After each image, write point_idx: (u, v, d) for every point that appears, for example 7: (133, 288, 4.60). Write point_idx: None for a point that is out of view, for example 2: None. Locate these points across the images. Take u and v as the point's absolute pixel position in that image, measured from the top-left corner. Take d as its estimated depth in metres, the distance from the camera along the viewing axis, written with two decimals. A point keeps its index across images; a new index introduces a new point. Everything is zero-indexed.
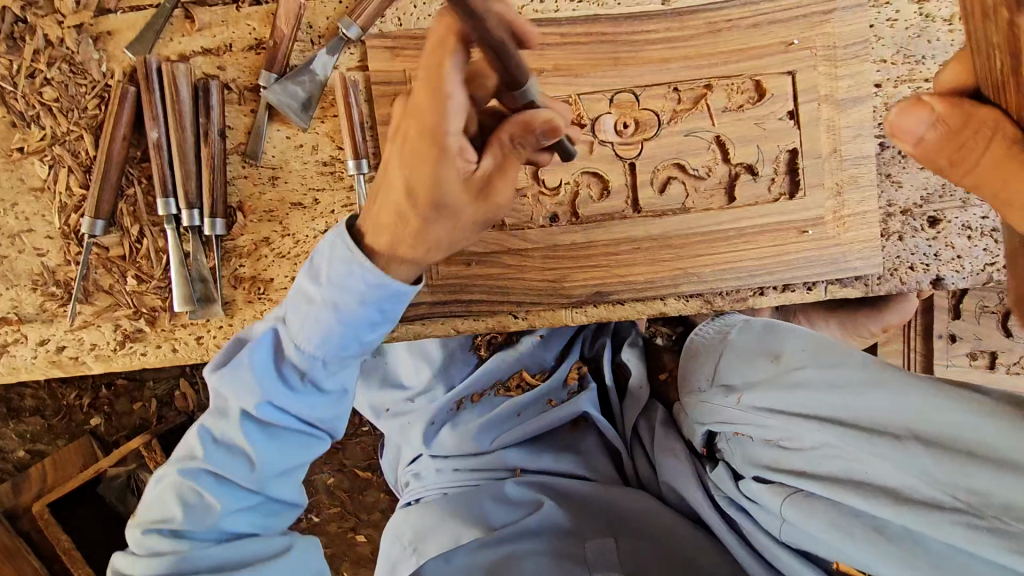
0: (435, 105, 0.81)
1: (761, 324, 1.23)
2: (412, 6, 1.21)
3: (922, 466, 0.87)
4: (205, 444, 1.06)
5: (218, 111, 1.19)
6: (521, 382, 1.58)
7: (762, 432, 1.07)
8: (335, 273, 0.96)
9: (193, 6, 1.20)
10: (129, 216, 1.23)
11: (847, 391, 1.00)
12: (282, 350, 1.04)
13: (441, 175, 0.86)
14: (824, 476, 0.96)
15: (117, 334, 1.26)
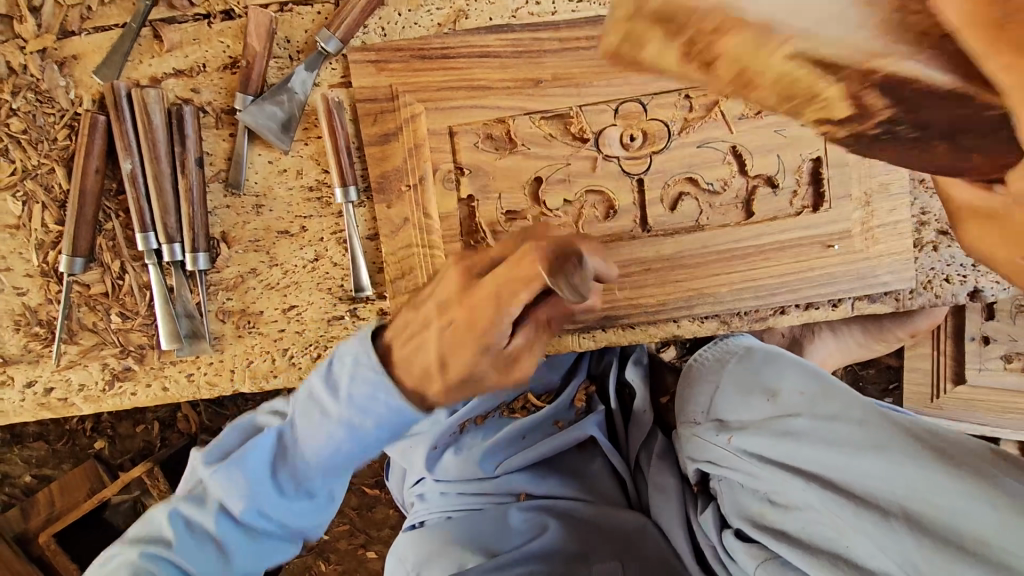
0: (493, 319, 0.81)
1: (762, 354, 1.18)
2: (397, 15, 1.11)
3: (905, 551, 0.82)
4: (177, 527, 1.04)
5: (195, 139, 1.12)
6: (526, 403, 1.58)
7: (750, 482, 1.03)
8: (355, 392, 0.90)
9: (162, 25, 1.12)
10: (109, 252, 1.17)
11: (842, 450, 0.93)
12: (285, 457, 1.00)
13: (477, 362, 0.86)
14: (805, 542, 0.93)
15: (105, 373, 1.21)
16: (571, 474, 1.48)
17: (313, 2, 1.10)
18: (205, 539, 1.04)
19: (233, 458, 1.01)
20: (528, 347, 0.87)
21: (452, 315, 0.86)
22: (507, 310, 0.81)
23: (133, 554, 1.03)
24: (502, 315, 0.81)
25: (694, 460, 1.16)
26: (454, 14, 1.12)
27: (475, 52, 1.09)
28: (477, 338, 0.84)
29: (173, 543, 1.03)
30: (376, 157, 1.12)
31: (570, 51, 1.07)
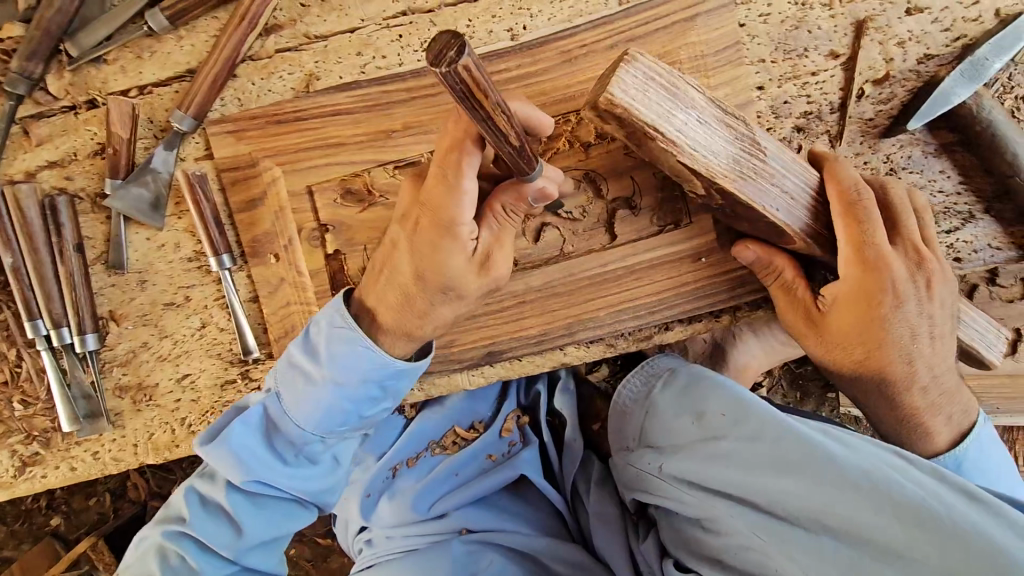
0: (452, 200, 0.83)
1: (686, 378, 1.15)
2: (251, 84, 1.15)
3: (825, 572, 0.83)
4: (192, 508, 0.99)
5: (71, 226, 1.16)
6: (456, 438, 1.47)
7: (680, 508, 1.01)
8: (335, 351, 0.92)
9: (31, 122, 1.16)
10: (4, 341, 1.20)
11: (761, 470, 0.94)
12: (276, 424, 0.98)
13: (448, 260, 0.87)
14: (736, 567, 0.91)
15: (14, 459, 1.24)
16: (509, 509, 1.41)
17: (170, 81, 1.15)
18: (220, 509, 0.99)
19: (221, 434, 0.96)
20: (496, 242, 0.91)
21: (417, 215, 0.88)
22: (460, 195, 0.83)
23: (151, 542, 1.00)
24: (456, 195, 0.83)
25: (631, 490, 1.13)
26: (306, 77, 1.14)
27: (328, 111, 1.11)
28: (451, 241, 0.86)
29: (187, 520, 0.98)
30: (246, 223, 1.15)
31: (418, 100, 1.10)
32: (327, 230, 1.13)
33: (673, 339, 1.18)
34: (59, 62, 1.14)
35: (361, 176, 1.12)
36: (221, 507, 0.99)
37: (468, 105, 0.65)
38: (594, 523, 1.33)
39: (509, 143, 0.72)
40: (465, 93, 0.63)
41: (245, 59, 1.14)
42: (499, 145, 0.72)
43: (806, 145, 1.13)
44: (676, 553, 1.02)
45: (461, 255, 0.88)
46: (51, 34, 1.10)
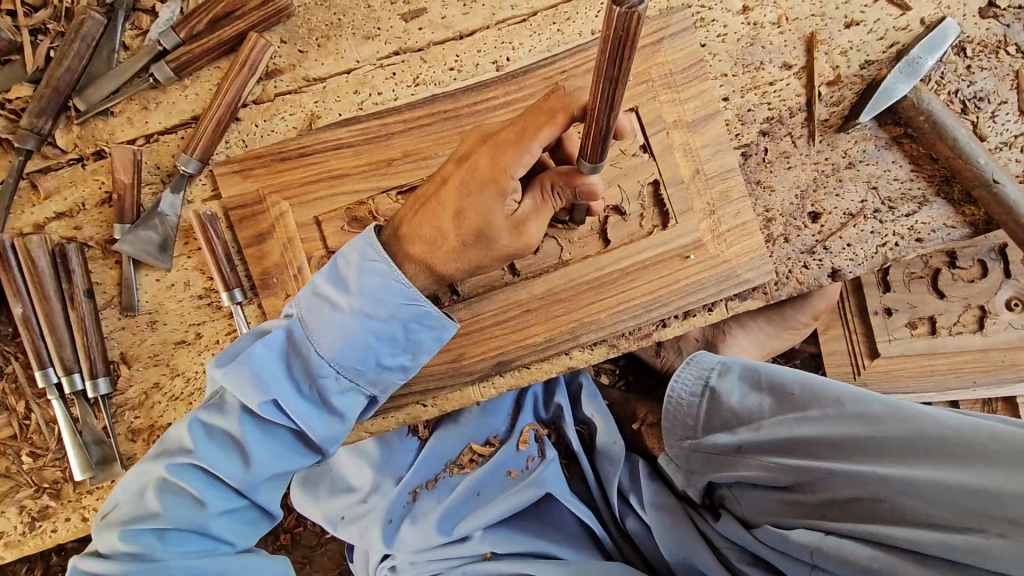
0: (515, 153, 0.95)
1: (741, 365, 1.13)
2: (254, 126, 1.21)
3: (953, 501, 0.85)
4: (198, 437, 1.00)
5: (81, 273, 1.18)
6: (473, 456, 1.48)
7: (773, 481, 1.05)
8: (366, 283, 1.00)
9: (38, 176, 1.20)
10: (12, 393, 1.20)
11: (853, 431, 0.97)
12: (297, 354, 1.02)
13: (493, 209, 1.00)
14: (856, 519, 0.94)
15: (23, 515, 1.21)
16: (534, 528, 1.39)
17: (175, 128, 1.21)
18: (228, 438, 1.01)
19: (244, 355, 0.99)
20: (535, 213, 1.05)
21: (478, 160, 1.00)
22: (525, 155, 0.95)
23: (153, 470, 1.00)
24: (524, 153, 0.94)
25: (704, 475, 1.16)
26: (307, 117, 1.21)
27: (330, 146, 1.18)
28: (496, 189, 0.98)
29: (193, 450, 0.99)
30: (255, 256, 1.19)
31: (415, 130, 1.18)
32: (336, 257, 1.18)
33: (673, 334, 1.25)
34: (67, 117, 1.19)
35: (366, 204, 1.18)
36: (230, 437, 1.01)
37: (612, 62, 0.74)
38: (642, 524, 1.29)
39: (612, 118, 0.83)
40: (618, 43, 0.71)
41: (248, 104, 1.21)
42: (601, 116, 0.82)
43: (772, 147, 1.24)
44: (763, 523, 1.07)
45: (503, 214, 1.01)
46: (60, 91, 1.16)
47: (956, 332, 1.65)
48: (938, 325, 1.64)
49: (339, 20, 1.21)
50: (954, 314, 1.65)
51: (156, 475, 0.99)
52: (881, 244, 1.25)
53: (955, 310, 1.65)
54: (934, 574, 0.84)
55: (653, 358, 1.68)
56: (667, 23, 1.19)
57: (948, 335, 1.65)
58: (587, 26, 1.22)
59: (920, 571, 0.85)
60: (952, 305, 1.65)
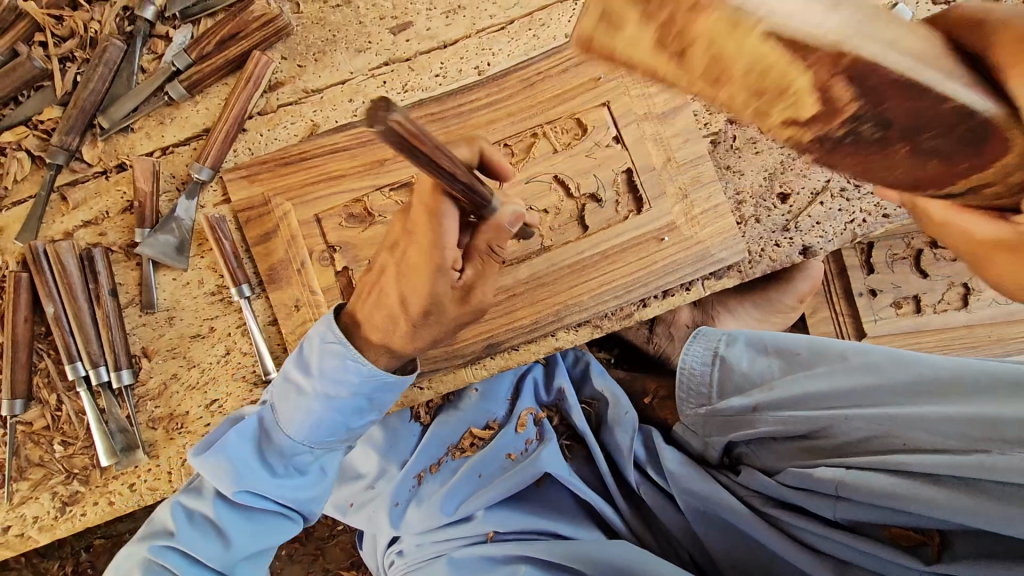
0: (433, 231, 0.93)
1: (745, 338, 1.21)
2: (259, 135, 1.33)
3: (959, 429, 0.86)
4: (180, 522, 1.10)
5: (106, 274, 1.29)
6: (473, 440, 1.55)
7: (788, 431, 1.04)
8: (326, 366, 1.07)
9: (67, 189, 1.32)
10: (45, 387, 1.31)
11: (857, 383, 1.02)
12: (271, 436, 1.12)
13: (433, 283, 0.98)
14: (872, 454, 0.93)
15: (55, 501, 1.31)
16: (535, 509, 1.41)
17: (188, 141, 1.33)
18: (207, 523, 1.11)
19: (217, 445, 1.10)
20: (480, 277, 1.01)
21: (405, 247, 0.99)
22: (442, 229, 0.92)
23: (139, 553, 1.10)
24: (442, 225, 0.92)
25: (718, 437, 1.15)
26: (308, 125, 1.33)
27: (328, 149, 1.28)
28: (434, 268, 0.96)
29: (175, 532, 1.09)
30: (261, 253, 1.30)
31: None
32: (335, 251, 1.28)
33: (653, 314, 1.32)
34: (93, 134, 1.31)
35: (361, 201, 1.28)
36: (208, 520, 1.11)
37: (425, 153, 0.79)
38: (645, 492, 1.33)
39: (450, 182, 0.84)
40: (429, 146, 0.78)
41: (254, 115, 1.33)
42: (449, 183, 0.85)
43: (740, 134, 1.32)
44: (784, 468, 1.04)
45: (448, 284, 0.98)
46: (86, 111, 1.28)
47: (941, 310, 1.70)
48: (922, 304, 1.69)
49: (334, 37, 1.33)
50: (938, 293, 1.70)
51: (142, 556, 1.09)
52: (849, 221, 1.32)
53: (939, 288, 1.70)
54: (952, 491, 0.80)
55: (645, 344, 1.74)
56: None
57: (933, 313, 1.70)
58: (561, 31, 1.32)
59: (936, 490, 0.82)
60: (935, 284, 1.70)
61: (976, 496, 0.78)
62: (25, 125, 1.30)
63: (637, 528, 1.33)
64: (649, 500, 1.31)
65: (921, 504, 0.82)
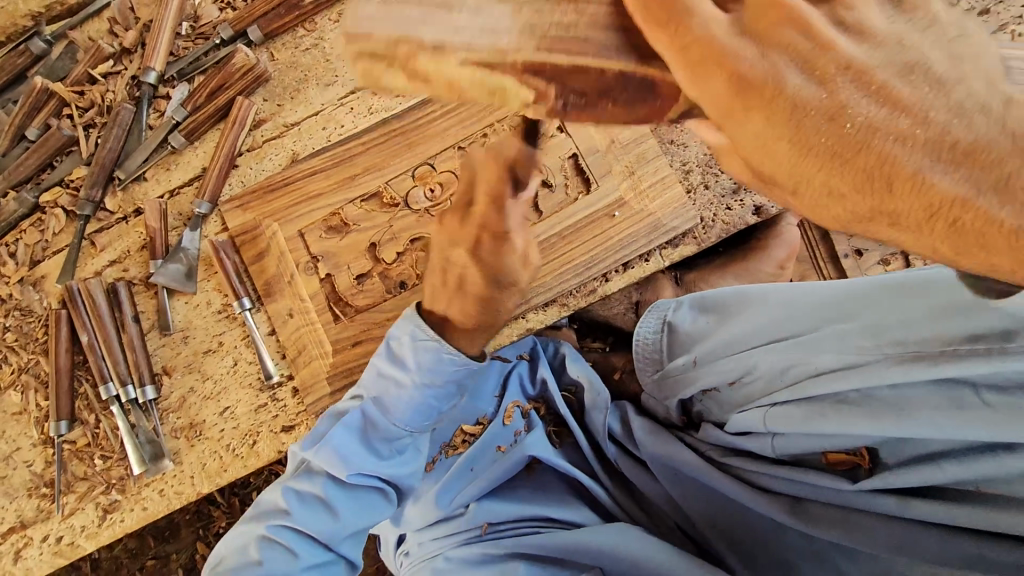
0: (498, 211, 1.09)
1: (692, 300, 1.30)
2: (249, 169, 1.51)
3: (858, 343, 0.89)
4: (291, 497, 1.22)
5: (129, 302, 1.47)
6: (464, 436, 1.57)
7: (724, 377, 1.10)
8: (418, 358, 1.19)
9: (95, 234, 1.53)
10: (86, 409, 1.49)
11: (780, 320, 1.05)
12: (371, 427, 1.25)
13: (506, 258, 1.13)
14: (790, 387, 0.97)
15: (98, 510, 1.47)
16: (526, 494, 1.44)
17: (191, 183, 1.53)
18: (314, 499, 1.23)
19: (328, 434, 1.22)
20: (531, 241, 1.15)
21: (487, 276, 1.13)
22: (507, 208, 1.09)
23: (256, 531, 1.22)
24: (503, 206, 1.09)
25: (673, 397, 1.23)
26: (290, 155, 1.50)
27: (306, 172, 1.44)
28: (505, 243, 1.11)
29: (290, 510, 1.21)
30: (257, 270, 1.45)
31: (372, 147, 1.42)
32: (318, 260, 1.43)
33: (616, 288, 1.40)
34: (113, 186, 1.52)
35: (338, 214, 1.43)
36: (317, 498, 1.23)
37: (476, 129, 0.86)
38: (626, 466, 1.37)
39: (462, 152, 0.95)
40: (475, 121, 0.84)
41: (243, 152, 1.51)
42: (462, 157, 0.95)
43: None
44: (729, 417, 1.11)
45: (516, 257, 1.14)
46: (106, 166, 1.49)
47: (931, 262, 1.68)
48: (910, 257, 1.67)
49: (306, 76, 1.52)
50: None
51: (257, 533, 1.21)
52: None
53: None
54: (854, 410, 0.87)
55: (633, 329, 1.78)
56: None
57: (923, 265, 1.68)
58: None
59: (840, 411, 0.88)
60: None
61: (870, 409, 0.85)
62: (59, 186, 1.53)
63: (622, 502, 1.37)
64: (629, 471, 1.36)
65: (831, 424, 0.89)
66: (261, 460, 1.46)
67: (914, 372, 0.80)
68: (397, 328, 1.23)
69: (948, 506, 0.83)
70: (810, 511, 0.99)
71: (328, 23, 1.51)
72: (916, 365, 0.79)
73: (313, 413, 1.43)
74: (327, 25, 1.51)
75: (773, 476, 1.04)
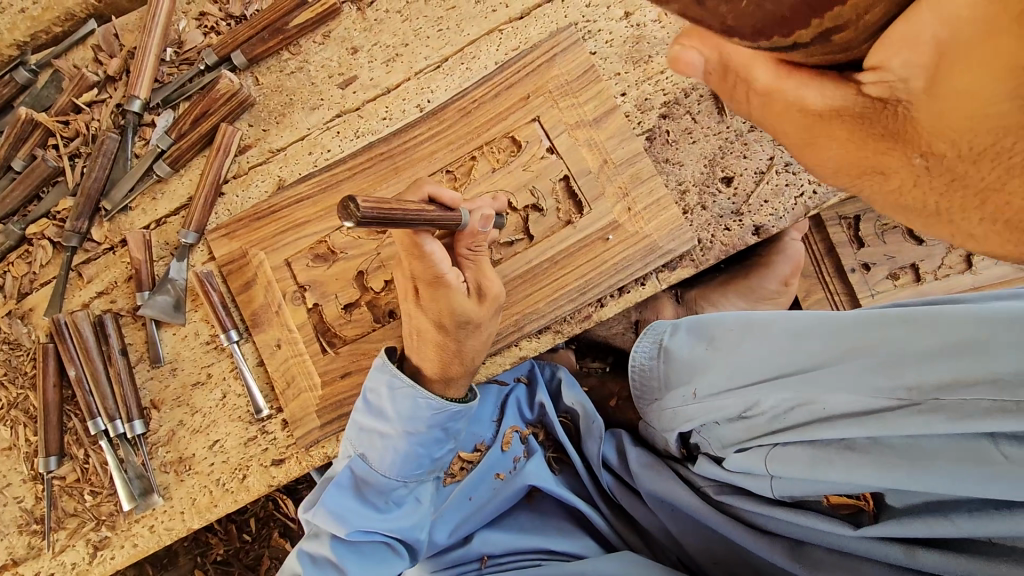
0: (426, 262, 1.10)
1: (688, 325, 1.20)
2: (235, 197, 1.48)
3: (871, 384, 0.85)
4: (303, 563, 1.23)
5: (116, 335, 1.45)
6: (461, 463, 1.46)
7: (724, 413, 1.03)
8: (401, 406, 1.23)
9: (82, 265, 1.51)
10: (74, 444, 1.46)
11: (780, 352, 0.99)
12: (363, 481, 1.28)
13: (454, 299, 1.15)
14: (796, 427, 0.92)
15: (88, 547, 1.45)
16: (524, 526, 1.37)
17: (177, 212, 1.51)
18: (326, 561, 1.23)
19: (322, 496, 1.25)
20: (480, 274, 1.20)
21: (445, 319, 1.18)
22: (436, 259, 1.10)
23: None
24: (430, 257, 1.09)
25: (672, 431, 1.15)
26: (276, 181, 1.47)
27: (293, 199, 1.40)
28: (446, 289, 1.13)
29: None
30: (244, 300, 1.42)
31: (359, 173, 1.39)
32: (305, 290, 1.39)
33: (612, 313, 1.35)
34: (99, 216, 1.50)
35: (325, 241, 1.39)
36: (327, 560, 1.23)
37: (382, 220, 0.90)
38: (624, 499, 1.31)
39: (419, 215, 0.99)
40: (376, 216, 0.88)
41: (229, 179, 1.48)
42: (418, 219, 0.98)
43: (674, 127, 1.34)
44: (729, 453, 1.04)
45: (462, 295, 1.16)
46: (91, 197, 1.47)
47: (942, 276, 1.61)
48: (921, 272, 1.61)
49: (291, 100, 1.48)
50: (936, 259, 1.62)
51: None
52: (800, 195, 1.31)
53: (937, 254, 1.62)
54: (865, 454, 0.83)
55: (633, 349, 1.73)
56: (558, 41, 1.34)
57: (934, 280, 1.62)
58: (492, 59, 1.42)
59: (850, 456, 0.84)
60: (932, 250, 1.62)
61: (879, 455, 0.82)
62: (46, 217, 1.51)
63: (623, 536, 1.30)
64: (626, 503, 1.31)
65: (840, 471, 0.85)
66: (252, 494, 1.43)
67: (933, 423, 0.77)
68: (370, 382, 1.27)
69: (964, 561, 0.77)
70: (813, 556, 0.93)
71: (313, 44, 1.48)
72: (937, 415, 0.77)
73: (302, 446, 1.39)
74: (312, 48, 1.48)
75: (775, 517, 0.98)
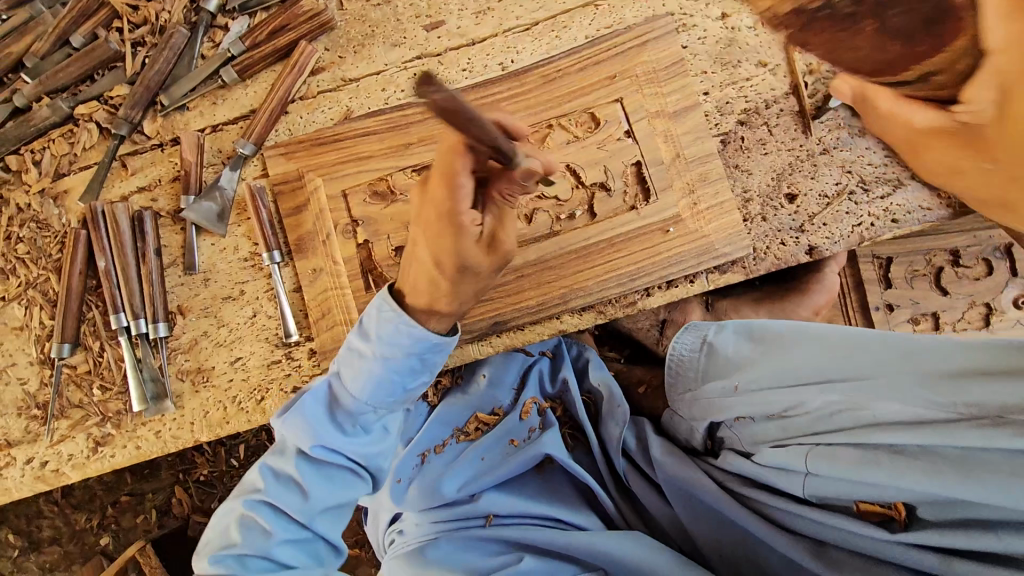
0: (448, 191, 1.03)
1: (738, 325, 1.26)
2: (298, 118, 1.45)
3: (925, 397, 0.91)
4: (265, 477, 1.21)
5: (153, 235, 1.42)
6: (478, 424, 1.53)
7: (767, 408, 1.09)
8: (383, 331, 1.15)
9: (127, 157, 1.47)
10: (91, 336, 1.43)
11: (834, 363, 1.05)
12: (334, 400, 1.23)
13: (460, 245, 1.08)
14: (842, 430, 0.99)
15: (89, 441, 1.43)
16: (533, 491, 1.40)
17: (236, 120, 1.46)
18: (290, 478, 1.21)
19: (295, 406, 1.21)
20: (500, 224, 1.12)
21: (441, 260, 1.11)
22: (461, 190, 1.03)
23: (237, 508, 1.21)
24: (459, 189, 1.03)
25: (704, 419, 1.23)
26: (343, 110, 1.44)
27: (359, 133, 1.39)
28: (452, 230, 1.07)
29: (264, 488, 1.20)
30: (292, 224, 1.40)
31: (432, 119, 1.37)
32: (357, 225, 1.38)
33: (655, 304, 1.37)
34: (154, 110, 1.46)
35: (386, 180, 1.38)
36: (290, 476, 1.21)
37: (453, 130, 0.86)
38: (635, 480, 1.35)
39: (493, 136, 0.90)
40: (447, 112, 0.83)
41: (295, 99, 1.45)
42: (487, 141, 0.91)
43: (750, 134, 1.36)
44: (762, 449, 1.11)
45: (472, 240, 1.09)
46: (150, 89, 1.43)
47: (960, 329, 1.68)
48: (941, 321, 1.67)
49: (372, 32, 1.45)
50: (958, 311, 1.68)
51: (237, 511, 1.21)
52: (858, 224, 1.35)
53: (959, 306, 1.68)
54: (913, 459, 0.89)
55: (654, 346, 1.75)
56: (653, 27, 1.34)
57: (952, 331, 1.68)
58: (582, 32, 1.40)
59: (897, 459, 0.90)
60: (956, 302, 1.68)
61: (928, 461, 0.88)
62: (97, 100, 1.46)
63: (634, 519, 1.34)
64: (638, 486, 1.35)
65: (885, 473, 0.91)
66: (266, 417, 1.42)
67: (993, 437, 0.82)
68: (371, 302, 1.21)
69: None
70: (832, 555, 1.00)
71: None
72: (998, 430, 0.82)
73: None
74: None
75: (803, 516, 1.04)
